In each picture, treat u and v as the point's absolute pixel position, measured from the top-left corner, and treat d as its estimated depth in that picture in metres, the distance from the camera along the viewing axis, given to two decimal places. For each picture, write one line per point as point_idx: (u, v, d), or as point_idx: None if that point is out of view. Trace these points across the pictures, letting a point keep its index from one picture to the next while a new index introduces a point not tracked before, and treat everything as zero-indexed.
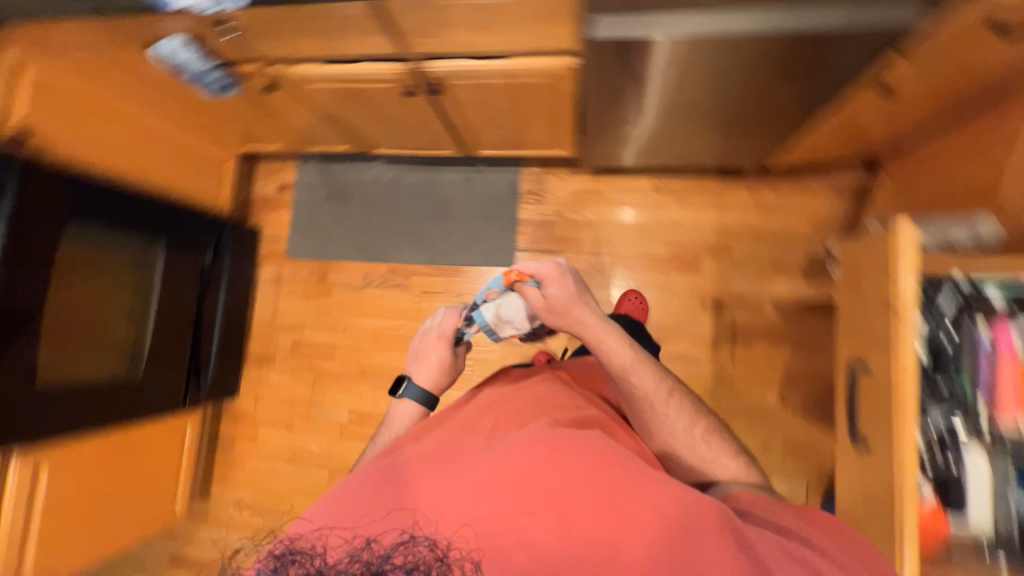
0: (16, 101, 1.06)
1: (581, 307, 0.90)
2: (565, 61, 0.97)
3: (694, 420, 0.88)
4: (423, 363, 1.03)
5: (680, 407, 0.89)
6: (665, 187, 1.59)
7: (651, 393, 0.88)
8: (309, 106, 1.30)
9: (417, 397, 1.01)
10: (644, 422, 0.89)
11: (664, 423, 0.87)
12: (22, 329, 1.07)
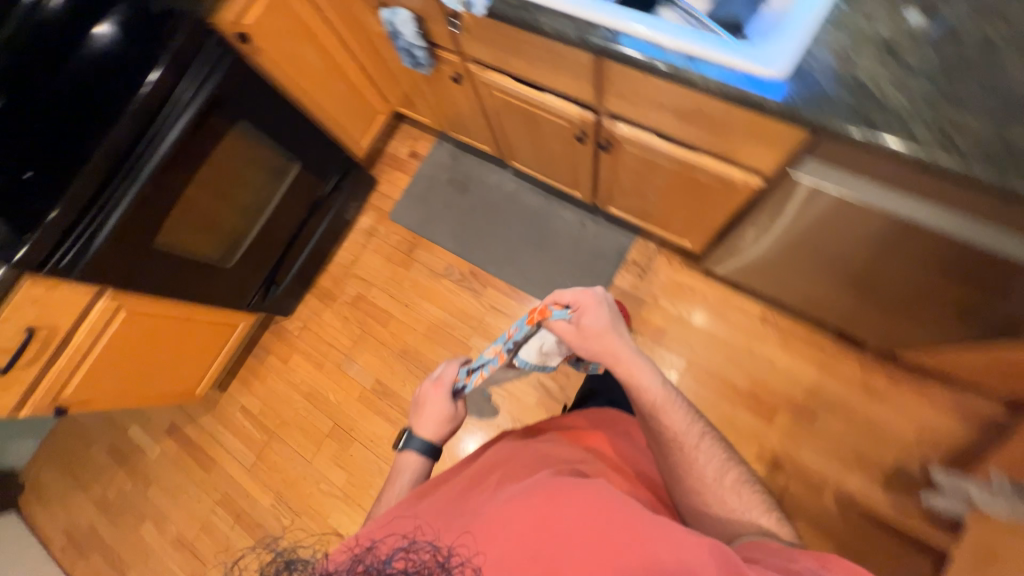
0: (252, 6, 1.18)
1: (617, 335, 0.91)
2: (745, 177, 0.93)
3: (727, 466, 0.85)
4: (422, 414, 1.07)
5: (711, 454, 0.86)
6: (772, 321, 1.48)
7: (684, 435, 0.87)
8: (479, 105, 1.34)
9: (417, 446, 1.04)
10: (673, 464, 0.87)
11: (695, 464, 0.84)
12: (168, 191, 1.18)
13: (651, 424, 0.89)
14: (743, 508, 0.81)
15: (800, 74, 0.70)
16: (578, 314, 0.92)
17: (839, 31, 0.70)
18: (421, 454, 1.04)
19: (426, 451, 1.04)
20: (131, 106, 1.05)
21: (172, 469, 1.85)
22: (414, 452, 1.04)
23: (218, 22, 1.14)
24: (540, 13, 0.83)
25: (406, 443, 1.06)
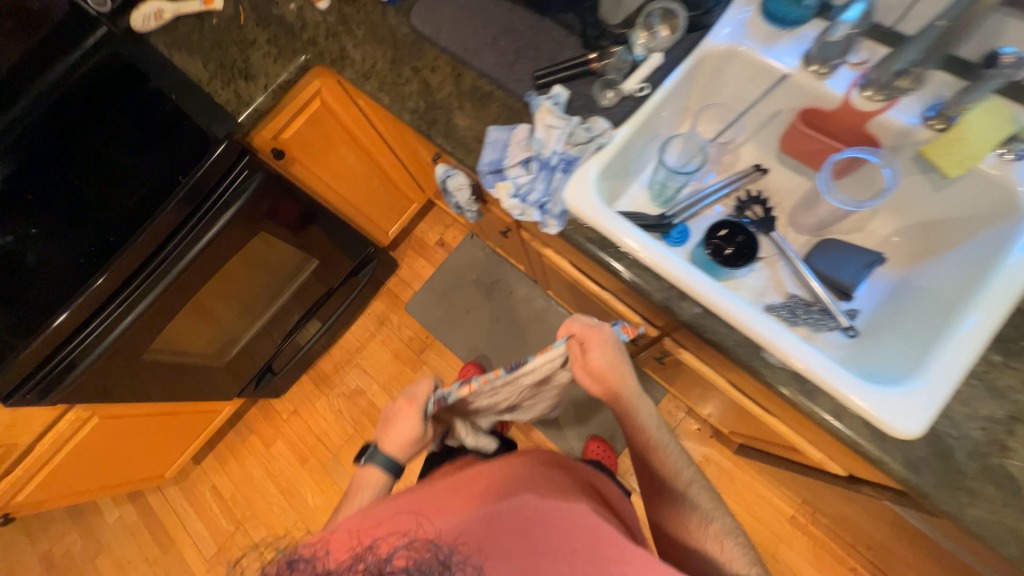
0: (294, 119, 1.06)
1: (625, 374, 0.79)
2: (820, 458, 0.81)
3: (713, 516, 0.75)
4: (388, 429, 0.83)
5: (697, 498, 0.77)
6: (797, 523, 1.35)
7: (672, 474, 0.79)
8: (521, 251, 1.22)
9: (382, 463, 0.82)
10: (652, 503, 0.79)
11: (676, 511, 0.76)
12: (174, 308, 1.04)
13: (640, 464, 0.81)
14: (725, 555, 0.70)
15: (934, 445, 0.57)
16: (586, 348, 0.77)
17: (994, 399, 0.58)
18: (386, 475, 0.82)
19: (390, 470, 0.82)
20: (130, 244, 0.91)
21: (125, 539, 1.70)
22: (374, 467, 0.82)
23: (255, 141, 1.01)
24: (623, 262, 0.70)
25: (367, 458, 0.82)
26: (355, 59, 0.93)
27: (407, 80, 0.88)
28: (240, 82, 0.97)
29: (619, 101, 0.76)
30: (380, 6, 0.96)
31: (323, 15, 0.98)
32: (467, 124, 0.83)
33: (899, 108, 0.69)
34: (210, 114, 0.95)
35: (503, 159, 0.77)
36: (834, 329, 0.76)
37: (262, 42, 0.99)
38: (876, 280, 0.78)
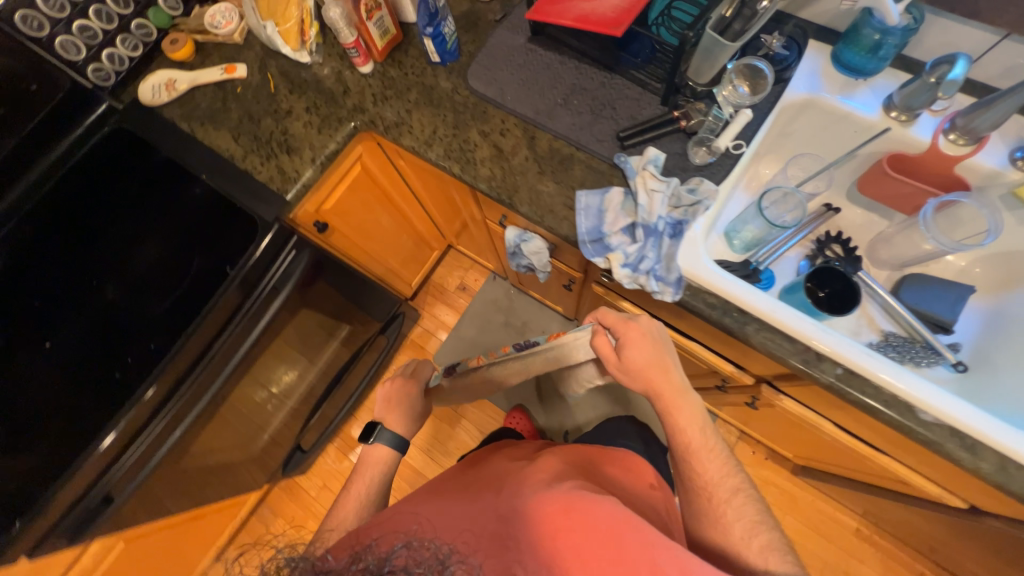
0: (337, 187, 0.98)
1: (667, 369, 0.73)
2: (939, 495, 0.80)
3: (758, 524, 0.67)
4: (393, 408, 0.88)
5: (745, 506, 0.69)
6: (865, 537, 1.36)
7: (715, 483, 0.71)
8: (577, 300, 1.18)
9: (389, 441, 0.82)
10: (696, 512, 0.72)
11: (721, 520, 0.69)
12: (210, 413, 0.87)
13: (681, 466, 0.74)
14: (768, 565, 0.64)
15: None
16: (623, 342, 0.74)
17: None
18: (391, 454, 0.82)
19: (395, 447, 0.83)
20: (178, 347, 0.79)
21: None
22: (379, 443, 0.82)
23: (298, 217, 0.92)
24: (750, 326, 0.68)
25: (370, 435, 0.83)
26: (413, 126, 0.87)
27: (476, 146, 0.84)
28: (280, 156, 0.89)
29: (715, 159, 0.74)
30: (429, 66, 0.91)
31: (367, 79, 0.92)
32: (552, 190, 0.79)
33: (988, 152, 0.71)
34: (253, 194, 0.86)
35: (603, 227, 0.74)
36: (940, 364, 0.77)
37: (300, 112, 0.92)
38: (970, 312, 0.80)
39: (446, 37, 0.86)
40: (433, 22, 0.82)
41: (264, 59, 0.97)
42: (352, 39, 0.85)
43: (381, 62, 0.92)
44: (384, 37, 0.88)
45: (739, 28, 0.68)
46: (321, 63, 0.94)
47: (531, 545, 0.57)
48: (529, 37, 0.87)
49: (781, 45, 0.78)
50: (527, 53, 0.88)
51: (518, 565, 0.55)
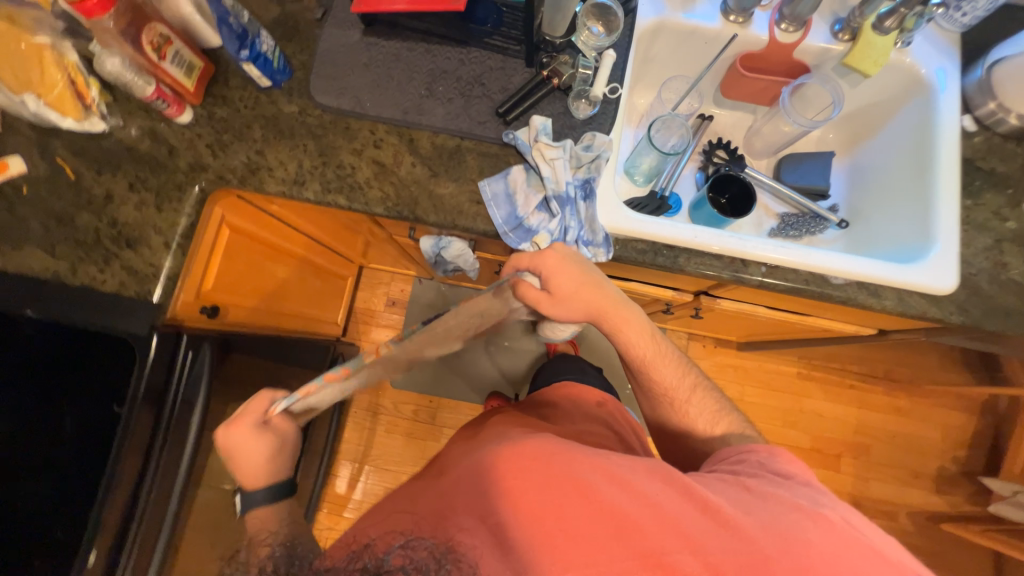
0: (210, 263, 0.83)
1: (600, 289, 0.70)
2: (860, 331, 0.94)
3: (711, 401, 0.73)
4: (239, 464, 0.63)
5: (705, 399, 0.73)
6: (808, 375, 1.59)
7: (673, 387, 0.73)
8: None
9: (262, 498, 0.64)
10: (664, 419, 0.76)
11: (681, 414, 0.73)
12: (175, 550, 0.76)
13: (638, 377, 0.76)
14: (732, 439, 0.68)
15: (969, 287, 0.70)
16: (545, 276, 0.67)
17: (982, 232, 0.72)
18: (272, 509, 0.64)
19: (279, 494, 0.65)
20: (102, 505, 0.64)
21: None
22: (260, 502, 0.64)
23: (180, 312, 0.77)
24: (681, 257, 0.71)
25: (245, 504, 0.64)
26: (272, 168, 0.75)
27: (354, 169, 0.75)
28: (122, 254, 0.72)
29: (598, 109, 0.74)
30: (262, 93, 0.78)
31: (193, 129, 0.76)
32: (453, 190, 0.74)
33: (814, 32, 0.78)
34: (109, 311, 0.70)
35: (518, 211, 0.72)
36: (828, 226, 0.88)
37: (124, 192, 0.74)
38: (836, 172, 0.91)
39: (269, 56, 0.73)
40: (247, 41, 0.68)
41: (44, 141, 0.76)
42: (153, 88, 0.69)
43: (201, 104, 0.77)
44: (192, 75, 0.73)
45: None
46: (123, 125, 0.76)
47: (468, 505, 0.54)
48: (364, 29, 0.77)
49: None
50: (369, 48, 0.78)
51: (463, 530, 0.51)
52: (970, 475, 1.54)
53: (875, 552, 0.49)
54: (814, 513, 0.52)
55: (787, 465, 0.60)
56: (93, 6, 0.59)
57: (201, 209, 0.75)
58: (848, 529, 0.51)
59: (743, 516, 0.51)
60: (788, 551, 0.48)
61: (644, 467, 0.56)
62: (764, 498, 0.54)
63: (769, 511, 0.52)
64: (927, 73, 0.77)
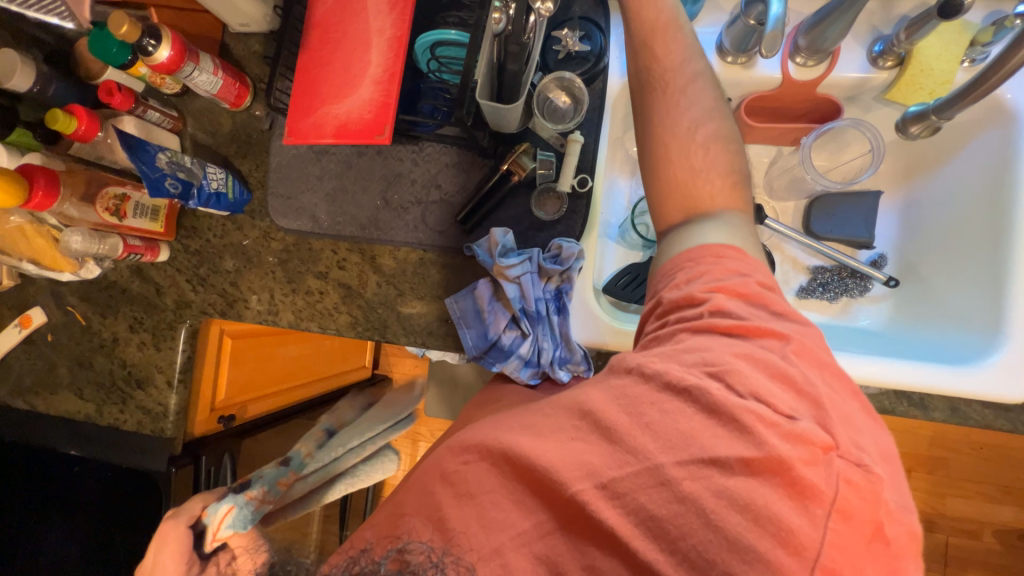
0: (219, 380, 0.88)
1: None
2: None
3: (714, 117, 0.53)
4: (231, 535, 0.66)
5: (706, 95, 0.53)
6: None
7: (676, 71, 0.53)
8: None
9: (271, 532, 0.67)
10: (651, 136, 0.53)
11: (672, 112, 0.53)
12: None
13: (634, 59, 0.55)
14: (711, 238, 0.49)
15: None
16: None
17: None
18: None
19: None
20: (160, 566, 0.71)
21: None
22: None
23: (197, 430, 0.84)
24: None
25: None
26: (246, 298, 0.75)
27: (322, 294, 0.73)
28: (135, 395, 0.78)
29: (566, 208, 0.65)
30: (227, 219, 0.76)
31: (173, 265, 0.78)
32: (421, 309, 0.70)
33: (843, 63, 0.61)
34: (132, 451, 0.77)
35: (488, 332, 0.66)
36: (874, 286, 0.71)
37: (127, 334, 0.79)
38: (884, 214, 0.73)
39: (222, 190, 0.70)
40: (191, 191, 0.67)
41: (56, 290, 0.81)
42: (122, 246, 0.70)
43: (176, 238, 0.77)
44: (158, 218, 0.73)
45: (514, 69, 0.54)
46: (116, 267, 0.79)
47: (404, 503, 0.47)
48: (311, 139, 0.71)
49: (580, 37, 0.64)
50: (319, 158, 0.72)
51: None
52: None
53: (756, 416, 0.39)
54: (690, 393, 0.41)
55: (710, 285, 0.47)
56: (41, 199, 0.62)
57: (194, 342, 0.78)
58: (728, 400, 0.40)
59: (627, 421, 0.41)
60: (674, 453, 0.39)
61: (549, 417, 0.45)
62: (660, 387, 0.42)
63: (661, 408, 0.41)
64: (1012, 100, 0.58)
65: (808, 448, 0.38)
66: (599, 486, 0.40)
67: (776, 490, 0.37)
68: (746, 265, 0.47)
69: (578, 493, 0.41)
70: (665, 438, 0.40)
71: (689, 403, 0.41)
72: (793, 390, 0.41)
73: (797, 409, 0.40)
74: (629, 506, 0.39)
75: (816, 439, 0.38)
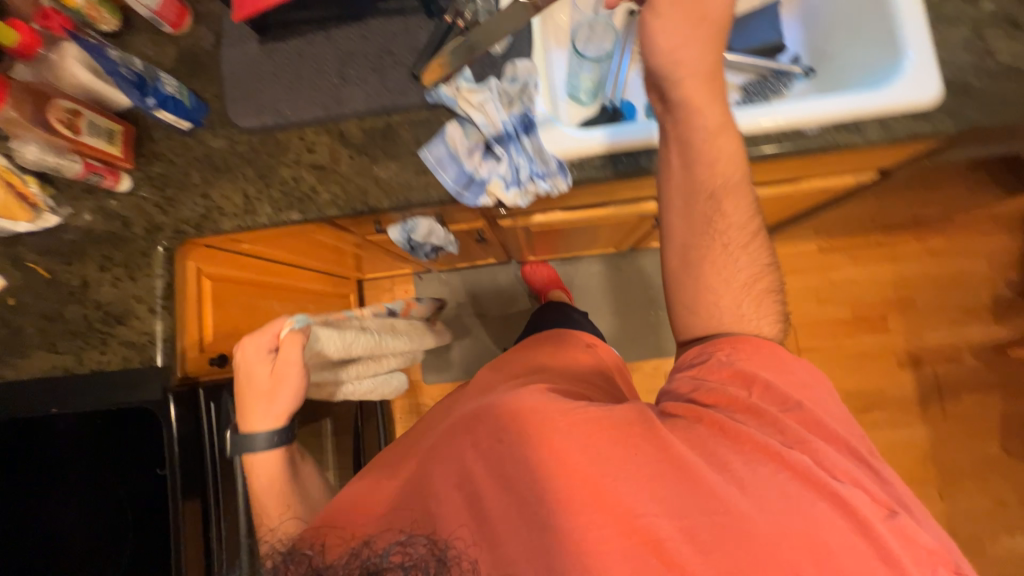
0: (204, 318, 0.84)
1: (699, 57, 0.59)
2: (847, 179, 0.90)
3: (761, 271, 0.62)
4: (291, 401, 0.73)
5: (756, 251, 0.62)
6: (832, 247, 1.52)
7: (731, 228, 0.61)
8: (498, 242, 1.14)
9: (263, 441, 0.70)
10: (691, 276, 0.62)
11: (723, 265, 0.61)
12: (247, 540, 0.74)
13: (692, 205, 0.61)
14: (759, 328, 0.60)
15: (956, 88, 0.65)
16: None
17: (955, 25, 0.66)
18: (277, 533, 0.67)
19: (274, 442, 0.71)
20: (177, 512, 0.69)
21: None
22: (258, 452, 0.70)
23: (192, 365, 0.80)
24: (641, 157, 0.69)
25: (242, 446, 0.70)
26: (221, 205, 0.75)
27: (297, 180, 0.74)
28: (116, 332, 0.74)
29: (511, 37, 0.70)
30: (187, 138, 0.77)
31: (136, 195, 0.76)
32: (397, 168, 0.72)
33: None
34: (121, 388, 0.72)
35: (466, 167, 0.69)
36: (795, 79, 0.81)
37: (97, 275, 0.76)
38: (787, 24, 0.84)
39: (177, 96, 0.71)
40: (145, 89, 0.68)
41: (12, 253, 0.77)
42: (82, 165, 0.70)
43: (136, 167, 0.77)
44: (115, 141, 0.73)
45: None
46: (76, 214, 0.77)
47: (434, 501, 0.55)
48: (260, 38, 0.75)
49: None
50: (272, 57, 0.76)
51: (437, 503, 0.54)
52: None
53: (853, 508, 0.48)
54: (781, 459, 0.50)
55: (753, 364, 0.57)
56: None
57: (172, 265, 0.76)
58: (823, 476, 0.49)
59: (713, 471, 0.50)
60: (772, 515, 0.47)
61: (615, 429, 0.53)
62: (754, 448, 0.51)
63: (751, 466, 0.50)
64: None
65: (912, 545, 0.48)
66: (680, 528, 0.48)
67: (876, 562, 0.46)
68: (811, 379, 0.57)
69: (655, 526, 0.48)
70: (763, 501, 0.48)
71: (782, 469, 0.50)
72: (893, 494, 0.52)
73: (892, 501, 0.51)
74: (714, 552, 0.47)
75: (918, 538, 0.48)
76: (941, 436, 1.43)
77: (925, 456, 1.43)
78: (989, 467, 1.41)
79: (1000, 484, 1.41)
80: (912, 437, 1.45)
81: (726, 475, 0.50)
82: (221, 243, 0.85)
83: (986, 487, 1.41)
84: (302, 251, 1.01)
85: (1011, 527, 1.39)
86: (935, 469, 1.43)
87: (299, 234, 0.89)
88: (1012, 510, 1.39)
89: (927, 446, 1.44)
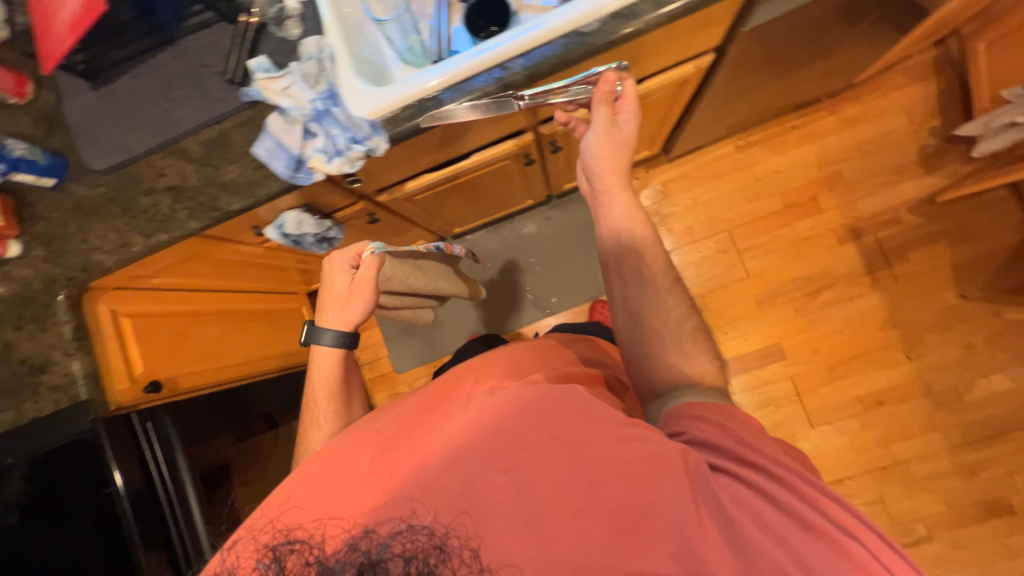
0: (130, 353, 0.92)
1: (617, 158, 0.71)
2: (689, 68, 0.92)
3: (690, 314, 0.70)
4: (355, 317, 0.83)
5: (681, 299, 0.71)
6: (747, 142, 1.52)
7: (657, 275, 0.72)
8: (402, 218, 1.19)
9: (330, 339, 0.80)
10: (626, 321, 0.71)
11: (654, 306, 0.70)
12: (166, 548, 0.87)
13: (624, 261, 0.72)
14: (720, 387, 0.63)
15: None
16: None
17: None
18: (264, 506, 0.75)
19: (338, 344, 0.81)
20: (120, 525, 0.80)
21: None
22: (323, 346, 0.81)
23: (124, 394, 0.88)
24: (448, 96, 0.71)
25: (312, 337, 0.80)
26: (100, 245, 0.82)
27: (157, 204, 0.80)
28: (42, 380, 0.82)
29: (305, 22, 0.75)
30: (58, 192, 0.83)
31: (28, 255, 0.83)
32: (239, 168, 0.77)
33: None
34: (57, 426, 0.81)
35: (292, 151, 0.73)
36: None
37: (14, 334, 0.83)
38: None
39: (29, 157, 0.77)
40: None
41: None
42: None
43: (21, 232, 0.83)
44: None
45: None
46: None
47: (447, 490, 0.48)
48: (92, 85, 0.81)
49: None
50: (107, 98, 0.81)
51: (477, 478, 0.48)
52: (951, 137, 1.42)
53: None
54: (823, 533, 0.45)
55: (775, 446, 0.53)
56: None
57: (77, 311, 0.84)
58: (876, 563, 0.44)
59: (758, 525, 0.45)
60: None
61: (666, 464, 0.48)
62: (797, 514, 0.46)
63: (795, 526, 0.45)
64: None
65: None
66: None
67: None
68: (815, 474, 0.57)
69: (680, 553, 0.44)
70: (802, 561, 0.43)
71: (824, 540, 0.45)
72: None
73: None
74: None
75: None
76: (895, 298, 1.43)
77: (884, 322, 1.43)
78: (951, 317, 1.40)
79: (965, 329, 1.40)
80: (866, 308, 1.45)
81: (772, 535, 0.45)
82: (128, 283, 0.93)
83: (952, 335, 1.40)
84: (217, 273, 1.08)
85: (986, 370, 1.38)
86: (896, 332, 1.43)
87: (195, 255, 0.95)
88: (983, 353, 1.39)
89: (883, 311, 1.44)
